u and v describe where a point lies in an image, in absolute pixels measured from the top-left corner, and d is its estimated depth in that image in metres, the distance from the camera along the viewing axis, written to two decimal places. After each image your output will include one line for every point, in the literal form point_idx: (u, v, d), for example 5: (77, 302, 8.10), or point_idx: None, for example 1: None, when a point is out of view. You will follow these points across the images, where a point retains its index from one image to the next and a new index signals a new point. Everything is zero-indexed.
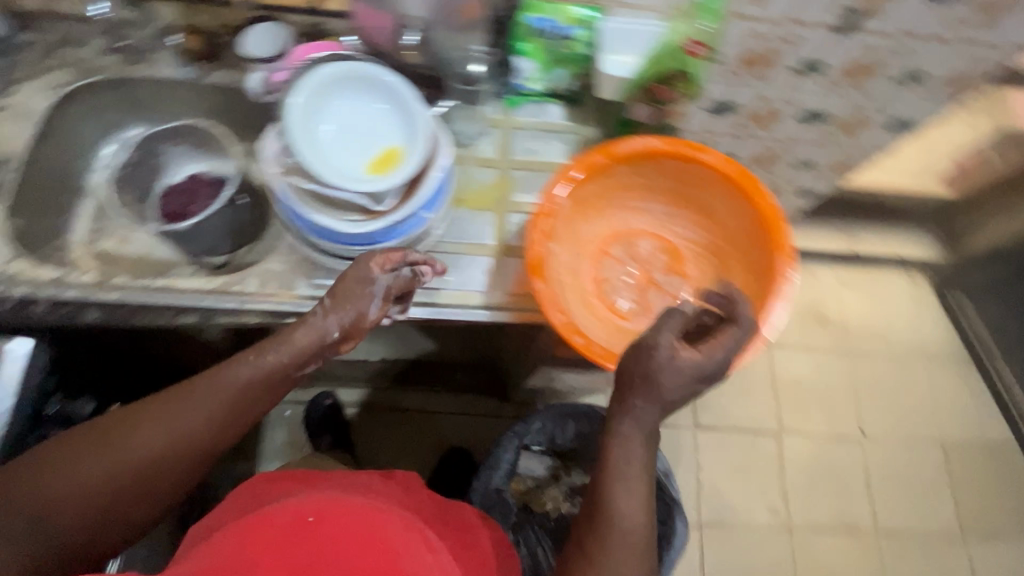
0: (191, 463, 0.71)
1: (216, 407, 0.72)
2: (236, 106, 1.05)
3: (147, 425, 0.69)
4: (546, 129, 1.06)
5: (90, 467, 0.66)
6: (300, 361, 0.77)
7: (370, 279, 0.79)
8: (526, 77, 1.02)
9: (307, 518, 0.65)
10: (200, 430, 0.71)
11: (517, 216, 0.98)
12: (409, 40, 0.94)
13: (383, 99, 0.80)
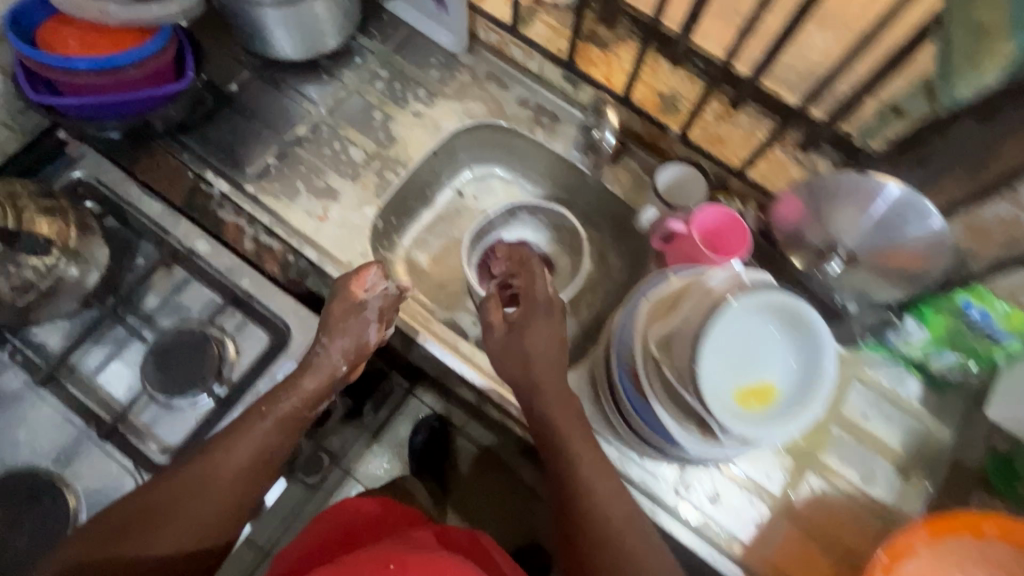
0: (249, 485, 0.71)
1: (248, 457, 0.71)
2: (598, 200, 1.03)
3: (200, 480, 0.68)
4: (892, 398, 0.90)
5: (138, 530, 0.65)
6: (318, 397, 0.76)
7: (359, 303, 0.81)
8: (902, 339, 0.86)
9: (387, 565, 0.57)
10: (235, 478, 0.69)
11: (812, 475, 0.86)
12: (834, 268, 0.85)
13: (798, 348, 0.68)
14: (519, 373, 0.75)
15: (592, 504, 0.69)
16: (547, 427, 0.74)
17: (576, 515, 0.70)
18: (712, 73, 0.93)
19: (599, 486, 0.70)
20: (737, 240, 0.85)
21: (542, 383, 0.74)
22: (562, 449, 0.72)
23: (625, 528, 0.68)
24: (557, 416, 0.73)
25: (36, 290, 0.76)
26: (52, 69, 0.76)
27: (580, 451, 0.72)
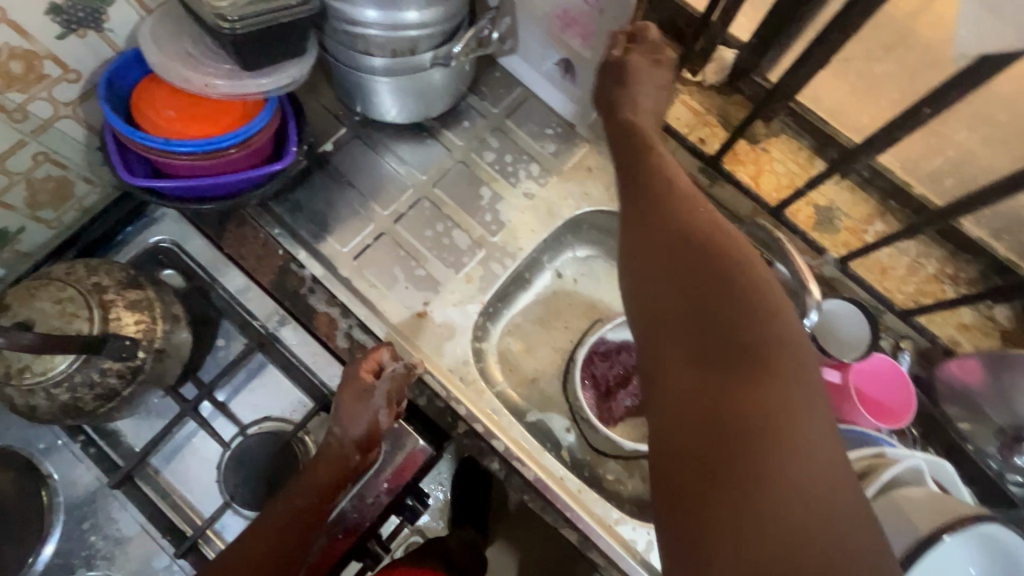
0: (300, 506, 0.70)
1: (300, 497, 0.70)
2: None
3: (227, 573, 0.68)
4: None
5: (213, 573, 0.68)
6: (333, 485, 0.71)
7: (366, 390, 0.72)
8: None
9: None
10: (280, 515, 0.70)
11: None
12: (1023, 460, 0.73)
13: None
14: (674, 282, 0.52)
15: (720, 373, 0.46)
16: (687, 252, 0.53)
17: (728, 384, 0.46)
18: (881, 190, 0.81)
19: (804, 411, 0.44)
20: (899, 401, 0.75)
21: (726, 262, 0.51)
22: (742, 300, 0.49)
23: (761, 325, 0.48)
24: (707, 242, 0.53)
25: (119, 396, 0.69)
26: (149, 150, 0.67)
27: (758, 315, 0.49)
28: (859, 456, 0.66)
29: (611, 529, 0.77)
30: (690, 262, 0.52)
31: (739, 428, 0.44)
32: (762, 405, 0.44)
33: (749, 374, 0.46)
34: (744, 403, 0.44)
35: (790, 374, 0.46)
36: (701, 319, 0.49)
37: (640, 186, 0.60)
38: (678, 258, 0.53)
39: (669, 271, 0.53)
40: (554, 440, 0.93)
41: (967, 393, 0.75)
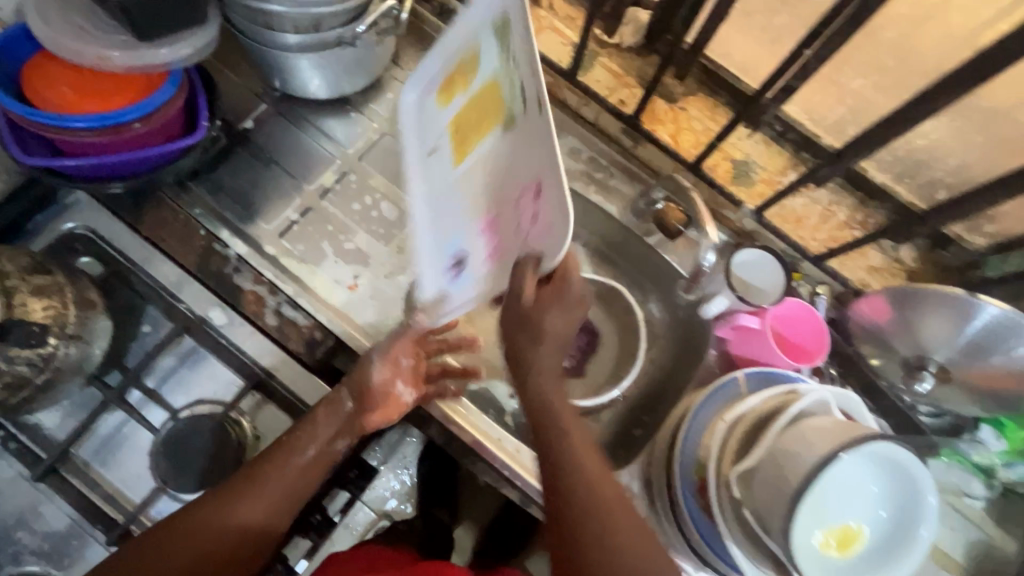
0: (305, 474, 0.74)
1: (304, 462, 0.73)
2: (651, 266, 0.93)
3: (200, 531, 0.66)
4: (951, 504, 0.83)
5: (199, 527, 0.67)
6: (332, 438, 0.75)
7: (397, 368, 0.78)
8: (975, 449, 0.82)
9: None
10: (290, 475, 0.72)
11: None
12: (922, 385, 0.79)
13: (888, 498, 0.62)
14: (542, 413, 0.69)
15: (580, 465, 0.65)
16: (552, 416, 0.69)
17: (601, 530, 0.62)
18: (792, 143, 0.85)
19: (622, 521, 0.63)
20: (814, 341, 0.78)
21: (569, 422, 0.68)
22: (591, 475, 0.65)
23: (598, 485, 0.64)
24: (562, 409, 0.70)
25: (32, 385, 0.67)
26: (44, 127, 0.65)
27: (598, 480, 0.65)
28: (772, 394, 0.69)
29: None
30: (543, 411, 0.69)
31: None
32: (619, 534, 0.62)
33: (604, 538, 0.61)
34: (610, 545, 0.61)
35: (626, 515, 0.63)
36: (586, 487, 0.64)
37: (524, 341, 0.71)
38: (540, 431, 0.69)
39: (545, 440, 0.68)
40: (498, 407, 0.94)
41: (877, 329, 0.79)
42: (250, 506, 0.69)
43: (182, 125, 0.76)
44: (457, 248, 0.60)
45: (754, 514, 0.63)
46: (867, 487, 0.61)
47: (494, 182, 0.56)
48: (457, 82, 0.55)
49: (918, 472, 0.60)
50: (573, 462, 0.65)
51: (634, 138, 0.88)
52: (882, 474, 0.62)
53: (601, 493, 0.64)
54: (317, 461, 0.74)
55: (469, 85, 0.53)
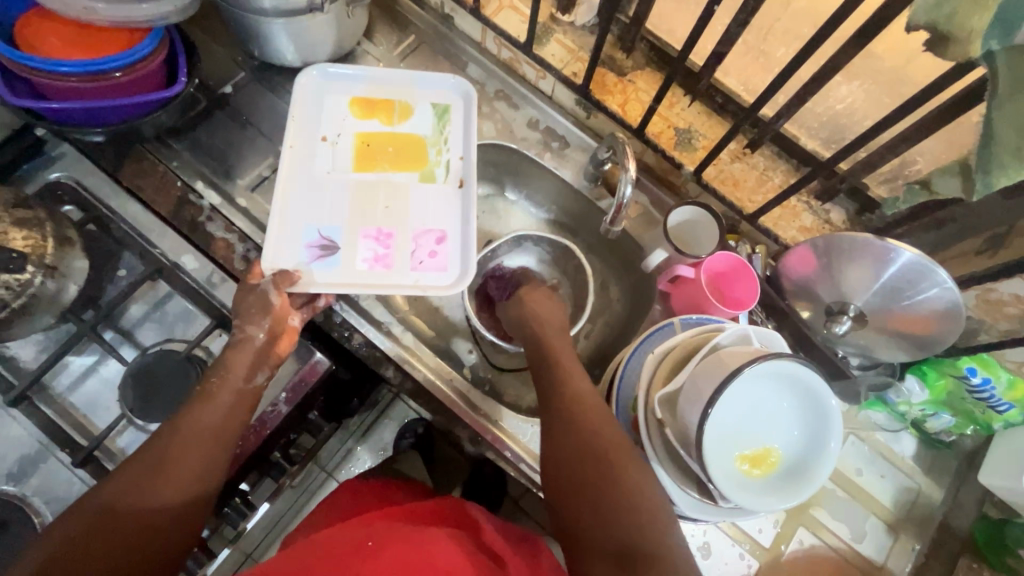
0: (231, 415, 0.72)
1: (232, 401, 0.72)
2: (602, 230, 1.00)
3: (107, 551, 0.60)
4: (882, 452, 0.90)
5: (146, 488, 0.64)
6: (252, 370, 0.75)
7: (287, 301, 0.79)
8: (902, 398, 0.86)
9: (367, 543, 0.66)
10: (217, 417, 0.70)
11: (804, 530, 0.86)
12: (840, 327, 0.84)
13: (791, 406, 0.67)
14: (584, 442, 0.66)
15: (615, 483, 0.62)
16: (564, 393, 0.72)
17: (598, 496, 0.62)
18: (731, 112, 0.91)
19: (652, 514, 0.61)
20: (746, 291, 0.83)
21: (573, 404, 0.70)
22: (606, 448, 0.65)
23: (614, 454, 0.65)
24: (568, 390, 0.72)
25: (8, 309, 0.71)
26: (31, 70, 0.70)
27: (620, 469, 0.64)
28: (699, 332, 0.75)
29: (500, 425, 0.84)
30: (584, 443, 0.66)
31: (620, 551, 0.58)
32: (627, 496, 0.62)
33: (615, 501, 0.61)
34: (626, 506, 0.61)
35: (638, 474, 0.64)
36: (585, 458, 0.65)
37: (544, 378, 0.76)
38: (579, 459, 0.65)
39: (555, 419, 0.70)
40: (457, 360, 0.99)
41: (806, 280, 0.84)
42: (157, 512, 0.63)
43: (162, 82, 0.82)
44: (332, 235, 0.86)
45: (679, 443, 0.68)
46: (767, 402, 0.67)
47: (358, 199, 0.88)
48: (372, 149, 0.91)
49: (814, 380, 0.65)
50: (587, 434, 0.67)
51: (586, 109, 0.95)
52: (779, 388, 0.67)
53: (609, 455, 0.65)
54: (211, 444, 0.69)
55: (381, 151, 0.91)
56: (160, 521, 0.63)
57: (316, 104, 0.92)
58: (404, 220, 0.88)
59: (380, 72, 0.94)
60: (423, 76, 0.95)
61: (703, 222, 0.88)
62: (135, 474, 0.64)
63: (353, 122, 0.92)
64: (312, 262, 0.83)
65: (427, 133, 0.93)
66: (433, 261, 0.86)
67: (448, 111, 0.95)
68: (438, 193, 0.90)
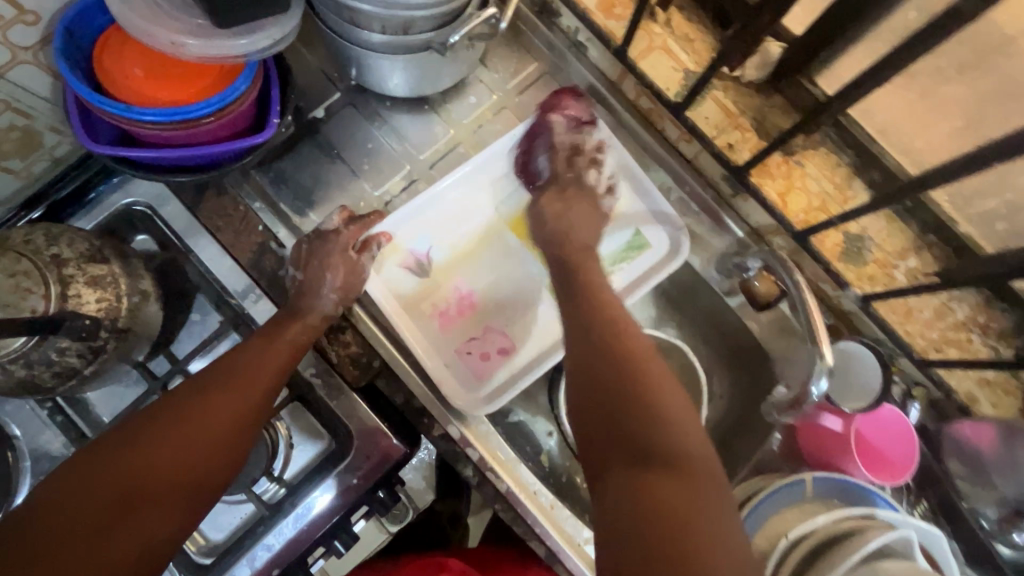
0: (253, 397, 0.64)
1: (253, 380, 0.65)
2: (722, 326, 0.86)
3: (127, 458, 0.56)
4: None
5: (136, 449, 0.56)
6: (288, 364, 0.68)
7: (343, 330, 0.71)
8: None
9: None
10: (233, 393, 0.63)
11: None
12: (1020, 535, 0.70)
13: None
14: (615, 386, 0.56)
15: (649, 429, 0.54)
16: (604, 374, 0.58)
17: (637, 422, 0.55)
18: (921, 223, 0.73)
19: (705, 483, 0.51)
20: (900, 454, 0.71)
21: (619, 317, 0.62)
22: (642, 357, 0.59)
23: (647, 370, 0.57)
24: (615, 303, 0.64)
25: (80, 374, 0.66)
26: (112, 117, 0.61)
27: (674, 417, 0.55)
28: (844, 516, 0.63)
29: (580, 548, 0.76)
30: (603, 376, 0.57)
31: (649, 471, 0.52)
32: (679, 423, 0.55)
33: (657, 417, 0.54)
34: (661, 449, 0.53)
35: (690, 408, 0.56)
36: (610, 360, 0.58)
37: (575, 326, 0.63)
38: (606, 406, 0.56)
39: (593, 343, 0.60)
40: (534, 445, 0.89)
41: (976, 456, 0.71)
42: (192, 422, 0.59)
43: (252, 118, 0.71)
44: (434, 258, 0.83)
45: None
46: None
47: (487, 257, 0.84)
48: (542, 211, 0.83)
49: None
50: (621, 332, 0.60)
51: (735, 187, 0.78)
52: None
53: (644, 365, 0.58)
54: (254, 380, 0.65)
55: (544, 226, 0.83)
56: (189, 432, 0.59)
57: (534, 142, 0.84)
58: (497, 303, 0.83)
59: (628, 157, 0.82)
60: (657, 198, 0.82)
61: (861, 359, 0.72)
62: (183, 392, 0.62)
63: (551, 181, 0.84)
64: (397, 266, 0.82)
65: (599, 249, 0.82)
66: (481, 364, 0.81)
67: (645, 238, 0.82)
68: (546, 312, 0.83)
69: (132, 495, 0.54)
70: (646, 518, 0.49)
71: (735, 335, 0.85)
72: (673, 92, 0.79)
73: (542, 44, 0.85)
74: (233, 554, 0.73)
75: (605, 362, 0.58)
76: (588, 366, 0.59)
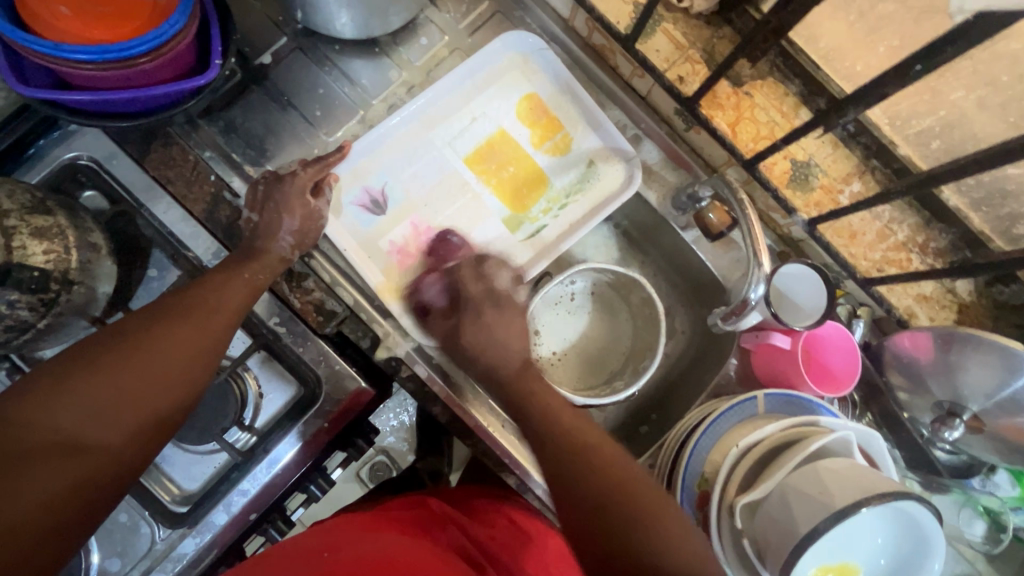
0: (214, 334, 0.65)
1: (214, 314, 0.66)
2: (681, 261, 0.89)
3: (84, 386, 0.57)
4: (958, 549, 0.80)
5: (93, 376, 0.57)
6: (241, 305, 0.69)
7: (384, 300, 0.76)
8: (987, 489, 0.79)
9: (322, 555, 0.62)
10: (194, 331, 0.64)
11: None
12: (949, 432, 0.74)
13: (889, 534, 0.59)
14: (585, 500, 0.58)
15: (651, 540, 0.54)
16: (587, 505, 0.58)
17: (615, 539, 0.55)
18: (863, 148, 0.75)
19: None
20: (845, 368, 0.76)
21: (570, 439, 0.63)
22: (588, 455, 0.61)
23: (630, 487, 0.58)
24: (568, 419, 0.66)
25: (34, 329, 0.65)
26: (40, 56, 0.58)
27: (676, 531, 0.55)
28: (795, 424, 0.67)
29: (548, 476, 0.79)
30: (594, 512, 0.57)
31: None
32: (671, 531, 0.55)
33: (641, 525, 0.55)
34: (652, 551, 0.53)
35: (677, 522, 0.56)
36: (569, 471, 0.61)
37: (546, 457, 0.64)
38: (592, 519, 0.57)
39: (552, 457, 0.63)
40: None
41: (913, 367, 0.75)
42: (148, 353, 0.61)
43: (193, 61, 0.69)
44: (390, 196, 0.82)
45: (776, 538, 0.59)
46: (866, 534, 0.58)
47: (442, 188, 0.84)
48: (501, 144, 0.84)
49: (934, 518, 0.56)
50: (586, 453, 0.61)
51: (688, 120, 0.80)
52: (884, 519, 0.58)
53: (638, 495, 0.57)
54: (212, 316, 0.66)
55: (503, 159, 0.84)
56: (147, 368, 0.60)
57: (491, 83, 0.84)
58: (458, 243, 0.84)
59: (580, 89, 0.84)
60: (608, 128, 0.84)
61: (801, 278, 0.77)
62: (140, 323, 0.63)
63: (510, 116, 0.84)
64: (353, 204, 0.81)
65: (553, 185, 0.85)
66: (439, 300, 0.82)
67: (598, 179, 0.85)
68: (502, 241, 0.84)
69: (89, 434, 0.56)
70: None
71: (694, 269, 0.87)
72: (624, 26, 0.78)
73: None
74: (209, 501, 0.74)
75: (578, 492, 0.59)
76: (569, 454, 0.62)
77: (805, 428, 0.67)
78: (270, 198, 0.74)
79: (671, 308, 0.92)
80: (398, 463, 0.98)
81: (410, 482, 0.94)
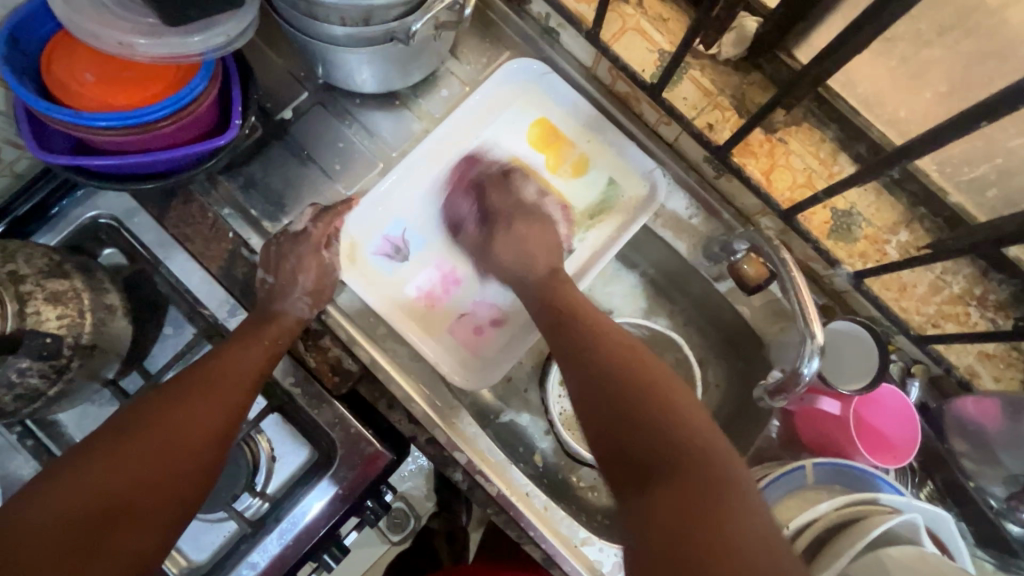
0: (224, 413, 0.62)
1: (224, 391, 0.63)
2: (714, 312, 0.84)
3: (89, 485, 0.53)
4: None
5: (98, 473, 0.54)
6: (255, 369, 0.65)
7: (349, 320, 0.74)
8: None
9: None
10: (204, 415, 0.61)
11: None
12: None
13: None
14: (611, 388, 0.60)
15: (654, 421, 0.56)
16: (610, 381, 0.61)
17: (631, 421, 0.57)
18: (911, 195, 0.71)
19: (750, 522, 0.49)
20: (903, 435, 0.69)
21: (624, 356, 0.63)
22: (600, 341, 0.65)
23: (654, 382, 0.60)
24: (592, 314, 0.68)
25: (45, 396, 0.63)
26: (64, 124, 0.58)
27: (696, 423, 0.57)
28: (849, 501, 0.61)
29: (576, 551, 0.73)
30: (606, 386, 0.60)
31: (660, 460, 0.54)
32: (680, 420, 0.57)
33: (659, 416, 0.57)
34: (681, 435, 0.55)
35: (694, 407, 0.59)
36: (614, 375, 0.61)
37: (567, 354, 0.66)
38: (615, 399, 0.59)
39: (581, 340, 0.65)
40: (527, 443, 0.86)
41: (980, 433, 0.69)
42: (154, 439, 0.58)
43: (212, 121, 0.68)
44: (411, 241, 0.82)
45: None
46: None
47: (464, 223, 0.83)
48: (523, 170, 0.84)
49: None
50: (595, 343, 0.65)
51: (718, 167, 0.76)
52: None
53: (643, 367, 0.62)
54: (227, 390, 0.63)
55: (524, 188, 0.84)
56: (164, 451, 0.57)
57: (494, 111, 0.84)
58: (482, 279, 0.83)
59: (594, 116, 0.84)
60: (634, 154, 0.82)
61: (850, 340, 0.71)
62: (152, 405, 0.60)
63: (523, 145, 0.84)
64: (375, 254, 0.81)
65: (577, 208, 0.83)
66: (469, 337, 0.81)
67: (615, 201, 0.83)
68: None
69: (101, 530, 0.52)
70: (664, 520, 0.50)
71: (729, 320, 0.82)
72: (649, 74, 0.75)
73: (515, 33, 0.83)
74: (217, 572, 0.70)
75: (605, 377, 0.61)
76: (565, 353, 0.65)
77: (861, 508, 0.61)
78: (287, 257, 0.72)
79: (706, 361, 0.87)
80: (418, 518, 0.93)
81: (423, 548, 0.89)
